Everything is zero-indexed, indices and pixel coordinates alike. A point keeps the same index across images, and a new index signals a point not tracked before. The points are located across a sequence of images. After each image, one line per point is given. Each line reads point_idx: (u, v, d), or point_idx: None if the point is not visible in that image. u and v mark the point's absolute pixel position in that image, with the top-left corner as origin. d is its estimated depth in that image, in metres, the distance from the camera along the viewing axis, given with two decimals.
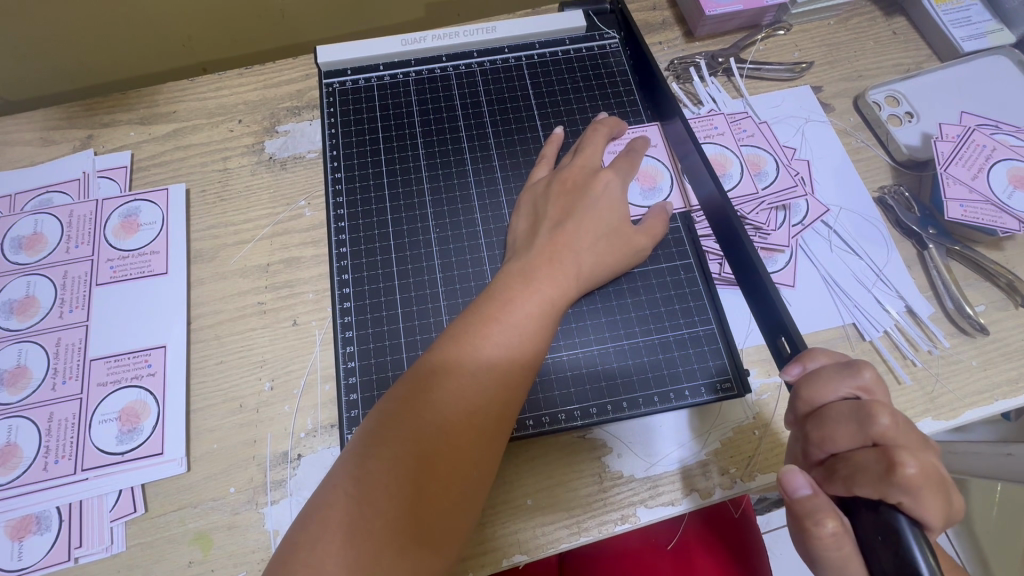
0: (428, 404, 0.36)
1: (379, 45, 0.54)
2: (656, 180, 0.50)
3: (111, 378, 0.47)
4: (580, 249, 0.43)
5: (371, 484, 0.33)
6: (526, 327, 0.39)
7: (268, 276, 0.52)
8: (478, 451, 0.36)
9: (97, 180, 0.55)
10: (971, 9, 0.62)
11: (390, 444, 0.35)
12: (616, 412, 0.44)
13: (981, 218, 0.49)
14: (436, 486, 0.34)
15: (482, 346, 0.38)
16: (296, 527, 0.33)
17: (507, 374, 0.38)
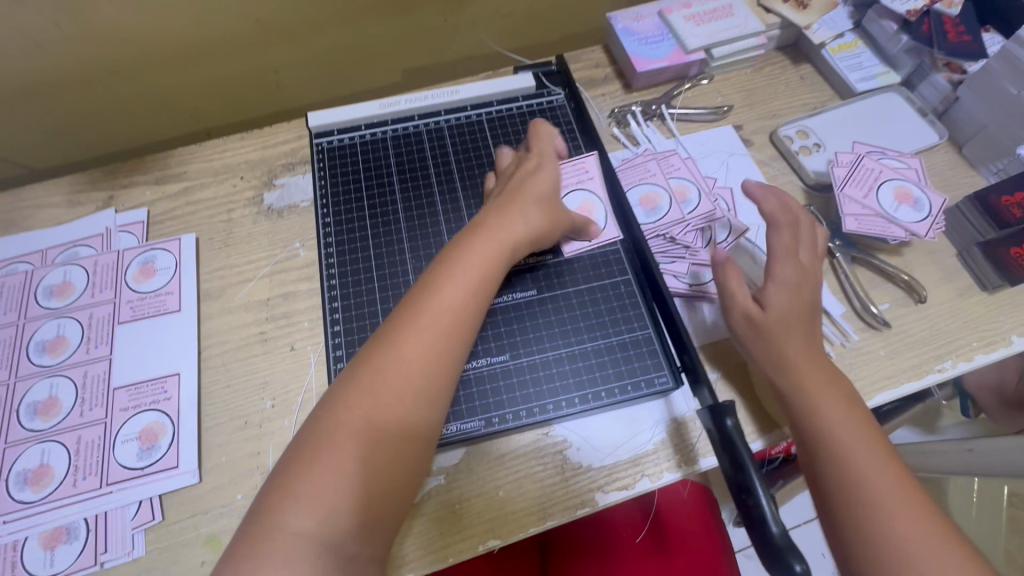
0: (390, 358, 0.42)
1: (361, 109, 0.64)
2: (591, 213, 0.59)
3: (131, 403, 0.53)
4: (515, 225, 0.51)
5: (359, 408, 0.40)
6: (478, 276, 0.47)
7: (268, 309, 0.60)
8: (445, 369, 0.44)
9: (118, 234, 0.63)
10: (862, 56, 0.72)
11: (358, 393, 0.41)
12: (568, 409, 0.52)
13: (873, 229, 0.58)
14: (400, 424, 0.41)
15: (433, 308, 0.45)
16: (276, 471, 0.39)
17: (462, 309, 0.46)
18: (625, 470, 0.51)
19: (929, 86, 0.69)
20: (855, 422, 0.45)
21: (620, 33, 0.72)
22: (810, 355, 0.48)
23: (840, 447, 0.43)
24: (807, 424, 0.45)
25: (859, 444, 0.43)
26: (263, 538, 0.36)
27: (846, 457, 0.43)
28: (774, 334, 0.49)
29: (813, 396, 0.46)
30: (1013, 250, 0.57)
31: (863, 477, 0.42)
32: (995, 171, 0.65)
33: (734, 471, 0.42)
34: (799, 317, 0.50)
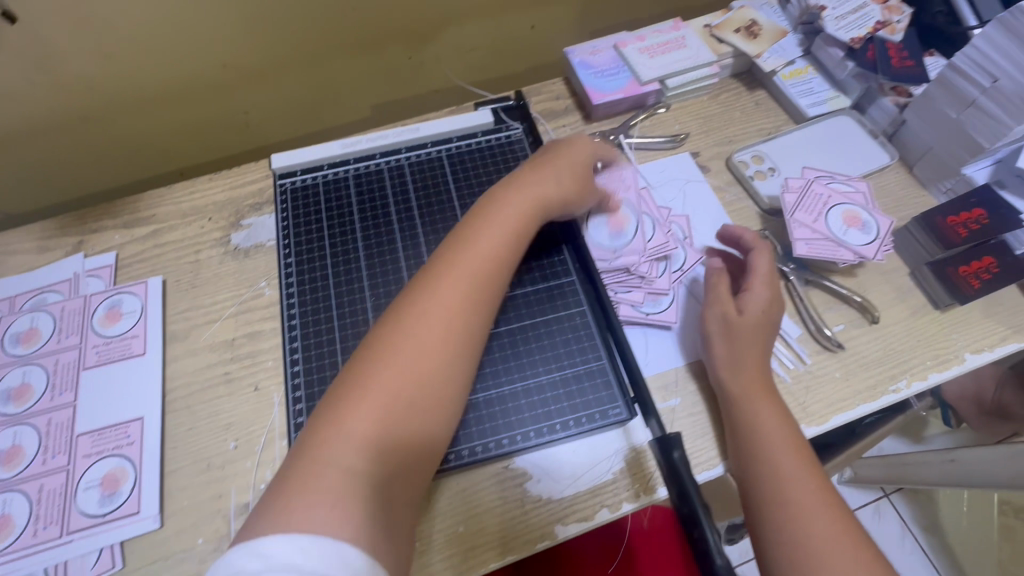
0: (425, 310, 0.47)
1: (323, 150, 0.66)
2: (622, 225, 0.62)
3: (95, 449, 0.54)
4: (500, 221, 0.54)
5: (357, 412, 0.42)
6: (463, 276, 0.50)
7: (232, 349, 0.60)
8: (442, 361, 0.46)
9: (86, 279, 0.64)
10: (813, 81, 0.74)
11: (400, 341, 0.46)
12: (524, 442, 0.53)
13: (823, 253, 0.59)
14: (433, 367, 0.45)
15: (463, 266, 0.50)
16: (320, 414, 0.42)
17: (455, 309, 0.48)
18: (583, 502, 0.51)
19: (878, 109, 0.71)
20: (788, 431, 0.51)
21: (577, 66, 0.74)
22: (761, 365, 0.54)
23: (777, 454, 0.49)
24: (751, 430, 0.51)
25: (788, 451, 0.49)
26: (310, 471, 0.38)
27: (774, 461, 0.49)
28: (741, 341, 0.54)
29: (756, 405, 0.52)
30: (961, 269, 0.59)
31: (789, 482, 0.48)
32: (944, 190, 0.66)
33: (681, 505, 0.42)
34: (764, 328, 0.55)
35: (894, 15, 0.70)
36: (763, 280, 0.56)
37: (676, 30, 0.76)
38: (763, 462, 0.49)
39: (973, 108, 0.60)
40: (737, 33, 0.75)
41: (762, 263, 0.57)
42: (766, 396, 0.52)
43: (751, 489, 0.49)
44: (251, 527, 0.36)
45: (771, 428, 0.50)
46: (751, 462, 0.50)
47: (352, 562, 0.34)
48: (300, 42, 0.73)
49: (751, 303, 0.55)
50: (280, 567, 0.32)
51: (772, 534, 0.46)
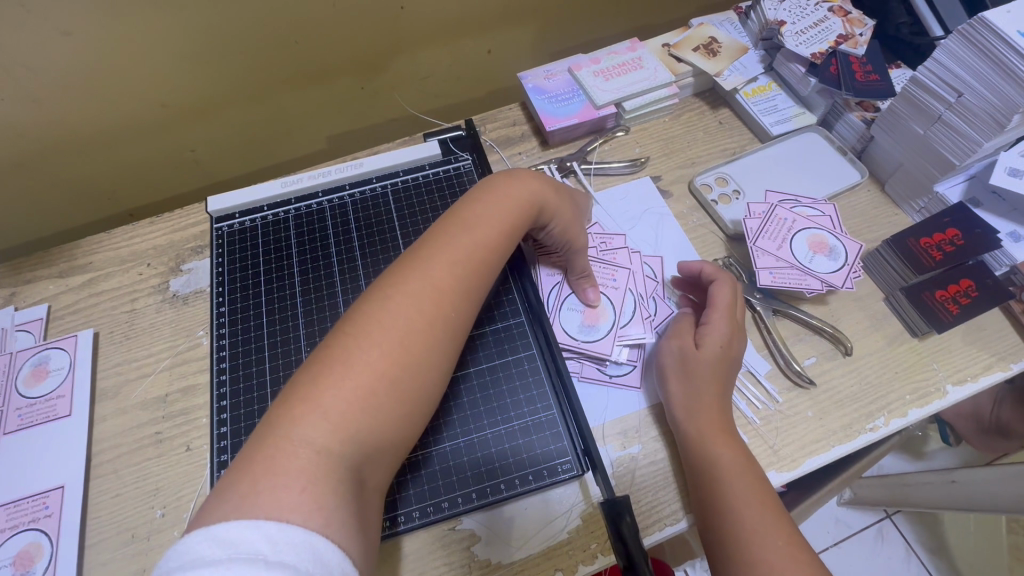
0: (402, 308, 0.41)
1: (263, 190, 0.63)
2: (598, 319, 0.57)
3: (9, 523, 0.50)
4: (488, 216, 0.49)
5: (323, 412, 0.35)
6: (445, 274, 0.44)
7: (165, 405, 0.57)
8: (419, 368, 0.41)
9: (15, 333, 0.61)
10: (777, 98, 0.71)
11: (373, 335, 0.39)
12: (467, 503, 0.49)
13: (788, 282, 0.55)
14: (421, 356, 0.41)
15: (463, 250, 0.46)
16: (271, 414, 0.36)
17: (436, 306, 0.43)
18: (533, 567, 0.47)
19: (844, 125, 0.68)
20: (752, 479, 0.46)
21: (531, 91, 0.71)
22: (719, 406, 0.50)
23: (741, 505, 0.44)
24: (710, 479, 0.46)
25: (752, 503, 0.44)
26: (276, 451, 0.33)
27: (737, 513, 0.44)
28: (697, 379, 0.50)
29: (714, 451, 0.47)
30: (936, 294, 0.56)
31: (754, 536, 0.42)
32: (917, 208, 0.63)
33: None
34: (721, 365, 0.51)
35: (856, 28, 0.68)
36: (720, 312, 0.53)
37: (633, 51, 0.73)
38: (727, 515, 0.44)
39: (939, 123, 0.56)
40: (696, 51, 0.73)
41: (720, 296, 0.53)
42: (726, 440, 0.48)
43: (718, 547, 0.44)
44: (209, 512, 0.30)
45: (732, 476, 0.46)
46: (714, 516, 0.45)
47: (328, 559, 0.30)
48: (243, 78, 0.71)
49: (708, 338, 0.52)
50: (242, 557, 0.27)
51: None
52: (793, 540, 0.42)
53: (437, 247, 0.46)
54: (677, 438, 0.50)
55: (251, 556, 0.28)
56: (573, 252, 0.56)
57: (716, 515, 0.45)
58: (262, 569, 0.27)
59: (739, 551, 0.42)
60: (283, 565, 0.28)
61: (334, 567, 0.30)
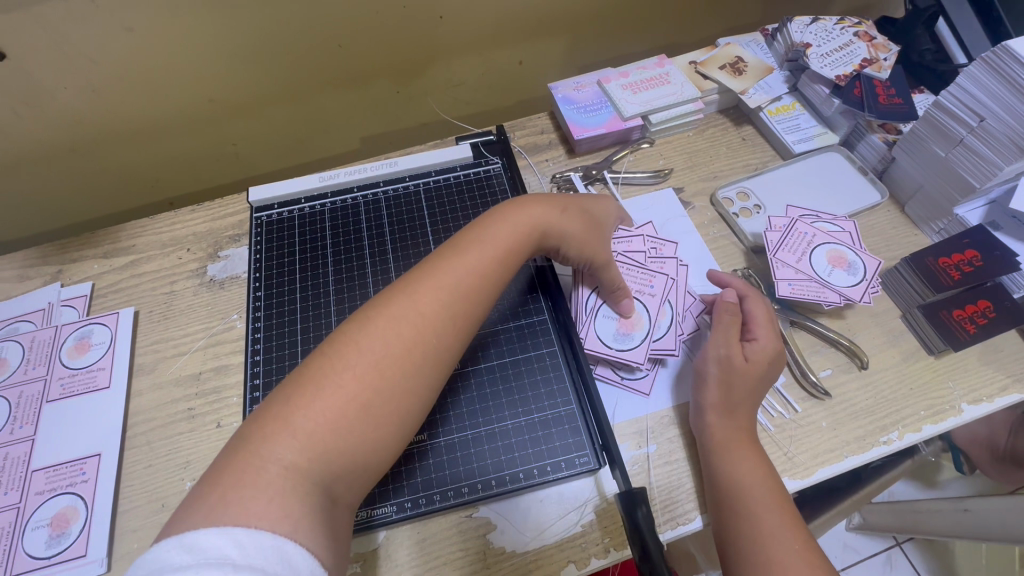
0: (385, 332, 0.43)
1: (301, 183, 0.66)
2: (633, 328, 0.56)
3: (48, 486, 0.52)
4: (480, 243, 0.50)
5: (293, 432, 0.37)
6: (430, 300, 0.45)
7: (198, 383, 0.59)
8: (394, 392, 0.41)
9: (60, 308, 0.64)
10: (800, 117, 0.73)
11: (356, 358, 0.41)
12: (486, 490, 0.50)
13: (807, 294, 0.56)
14: (401, 382, 0.42)
15: (452, 277, 0.47)
16: (249, 427, 0.38)
17: (416, 333, 0.44)
18: (547, 556, 0.49)
19: (867, 146, 0.69)
20: (770, 485, 0.47)
21: (560, 101, 0.74)
22: (744, 413, 0.51)
23: (759, 508, 0.45)
24: (730, 482, 0.47)
25: (771, 507, 0.45)
26: (246, 465, 0.35)
27: (754, 516, 0.45)
28: (726, 386, 0.51)
29: (736, 454, 0.49)
30: (954, 313, 0.56)
31: (770, 540, 0.43)
32: (937, 229, 0.64)
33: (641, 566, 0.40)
34: (756, 376, 0.52)
35: (881, 52, 0.70)
36: (762, 327, 0.54)
37: (661, 67, 0.75)
38: (743, 517, 0.45)
39: (960, 147, 0.58)
40: (722, 69, 0.75)
41: (759, 312, 0.55)
42: (747, 446, 0.49)
43: (731, 548, 0.45)
44: (182, 518, 0.33)
45: (752, 481, 0.47)
46: (727, 516, 0.46)
47: (295, 562, 0.32)
48: (286, 78, 0.74)
49: (754, 351, 0.52)
50: (210, 561, 0.29)
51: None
52: (806, 546, 0.43)
53: (426, 274, 0.47)
54: (699, 436, 0.51)
55: (219, 562, 0.29)
56: (593, 266, 0.55)
57: (733, 516, 0.46)
58: (229, 572, 0.29)
59: (753, 552, 0.43)
60: (251, 567, 0.30)
61: (302, 569, 0.32)
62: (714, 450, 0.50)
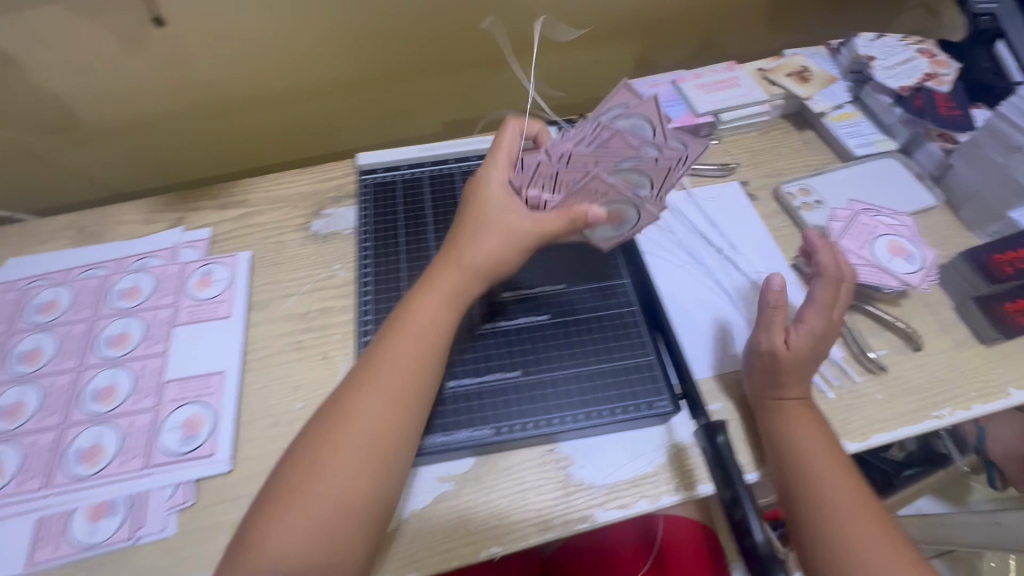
0: (357, 408, 0.49)
1: (403, 152, 0.73)
2: (622, 216, 0.58)
3: (180, 395, 0.59)
4: (444, 300, 0.54)
5: (293, 508, 0.45)
6: (389, 368, 0.50)
7: (306, 320, 0.66)
8: (373, 454, 0.48)
9: (184, 248, 0.72)
10: (862, 124, 0.78)
11: (340, 431, 0.48)
12: (575, 422, 0.56)
13: (867, 277, 0.62)
14: (383, 440, 0.48)
15: (399, 350, 0.51)
16: (265, 499, 0.46)
17: (377, 402, 0.49)
18: (624, 490, 0.54)
19: (925, 154, 0.74)
20: (828, 448, 0.51)
21: None
22: (800, 381, 0.54)
23: (817, 470, 0.50)
24: (789, 447, 0.52)
25: (828, 462, 0.50)
26: (263, 535, 0.44)
27: (812, 479, 0.50)
28: (775, 365, 0.54)
29: (797, 420, 0.53)
30: (1008, 306, 0.61)
31: (828, 498, 0.49)
32: (991, 232, 0.69)
33: (725, 488, 0.46)
34: (810, 351, 0.54)
35: (941, 68, 0.76)
36: (816, 309, 0.55)
37: (731, 71, 0.82)
38: (801, 477, 0.50)
39: (1018, 154, 0.63)
40: (789, 77, 0.81)
41: (821, 294, 0.55)
42: (804, 409, 0.53)
43: (788, 503, 0.51)
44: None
45: (809, 444, 0.51)
46: (793, 477, 0.50)
47: None
48: (389, 63, 0.82)
49: (801, 332, 0.54)
50: None
51: (815, 549, 0.48)
52: (862, 500, 0.49)
53: (388, 343, 0.52)
54: (758, 405, 0.55)
55: None
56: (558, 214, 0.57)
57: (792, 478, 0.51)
58: None
59: (810, 508, 0.49)
60: None
61: None
62: (771, 418, 0.54)
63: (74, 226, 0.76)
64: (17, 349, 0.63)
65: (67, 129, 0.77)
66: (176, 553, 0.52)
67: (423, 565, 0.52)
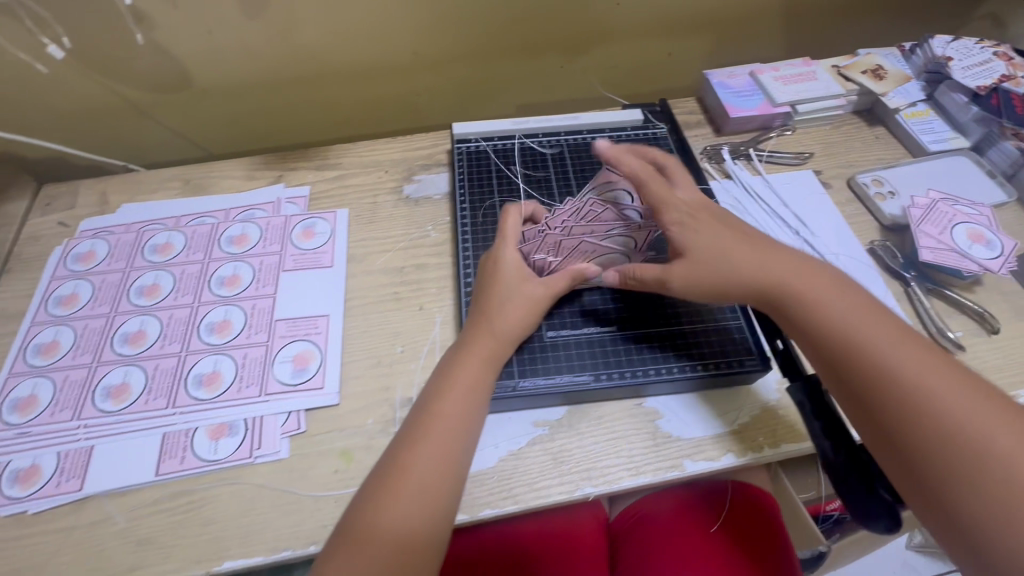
0: (420, 452, 0.49)
1: (497, 124, 0.78)
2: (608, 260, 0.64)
3: (289, 333, 0.64)
4: (496, 343, 0.55)
5: (370, 548, 0.45)
6: (448, 412, 0.51)
7: (401, 274, 0.70)
8: (441, 495, 0.48)
9: (286, 203, 0.77)
10: (934, 122, 0.81)
11: (405, 476, 0.48)
12: (670, 374, 0.59)
13: (947, 261, 0.64)
14: (431, 492, 0.47)
15: (444, 406, 0.51)
16: (334, 547, 0.45)
17: (442, 444, 0.49)
18: (710, 444, 0.57)
19: (998, 151, 0.76)
20: (871, 323, 0.50)
21: (716, 85, 0.84)
22: (797, 276, 0.53)
23: (873, 353, 0.48)
24: (831, 336, 0.50)
25: (886, 344, 0.48)
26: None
27: (867, 359, 0.48)
28: (736, 284, 0.54)
29: (836, 312, 0.51)
30: None
31: (891, 375, 0.47)
32: None
33: (823, 438, 0.50)
34: (772, 260, 0.55)
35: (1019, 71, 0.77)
36: (707, 232, 0.57)
37: (808, 66, 0.85)
38: (856, 362, 0.48)
39: None
40: (865, 74, 0.84)
41: (707, 220, 0.57)
42: (831, 296, 0.52)
43: (851, 393, 0.49)
44: None
45: (854, 326, 0.50)
46: (866, 381, 0.48)
47: None
48: (478, 42, 0.86)
49: (699, 254, 0.56)
50: None
51: (898, 431, 0.45)
52: (927, 363, 0.47)
53: (444, 389, 0.52)
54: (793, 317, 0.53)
55: None
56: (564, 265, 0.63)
57: (845, 365, 0.49)
58: None
59: (877, 394, 0.47)
60: None
61: None
62: (800, 314, 0.52)
63: (180, 178, 0.80)
64: (137, 283, 0.68)
65: (179, 88, 0.82)
66: (288, 475, 0.55)
67: (521, 499, 0.54)
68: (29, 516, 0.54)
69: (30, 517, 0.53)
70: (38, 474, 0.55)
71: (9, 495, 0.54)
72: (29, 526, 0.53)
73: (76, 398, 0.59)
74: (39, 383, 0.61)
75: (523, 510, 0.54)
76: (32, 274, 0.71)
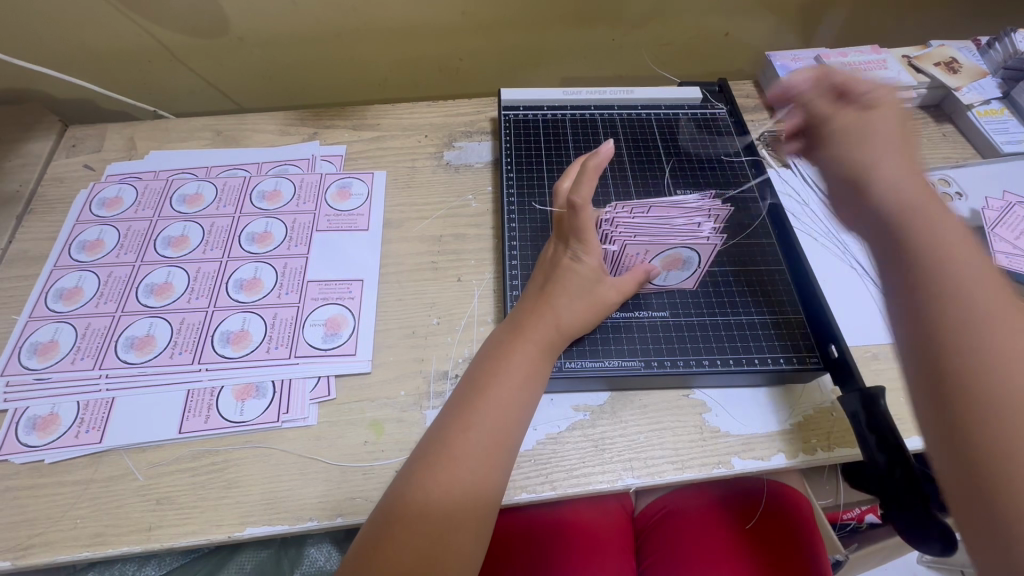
0: (468, 435, 0.45)
1: (548, 93, 0.75)
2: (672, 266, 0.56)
3: (322, 295, 0.61)
4: (555, 328, 0.52)
5: (401, 529, 0.41)
6: (502, 396, 0.48)
7: (439, 243, 0.66)
8: (483, 482, 0.44)
9: (320, 161, 0.73)
10: (1011, 121, 0.76)
11: (447, 460, 0.44)
12: (725, 366, 0.56)
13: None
14: (475, 497, 0.44)
15: (483, 409, 0.47)
16: (371, 525, 0.43)
17: (494, 428, 0.46)
18: (762, 442, 0.53)
19: None
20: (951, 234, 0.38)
21: (779, 68, 0.79)
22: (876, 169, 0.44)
23: (977, 303, 0.34)
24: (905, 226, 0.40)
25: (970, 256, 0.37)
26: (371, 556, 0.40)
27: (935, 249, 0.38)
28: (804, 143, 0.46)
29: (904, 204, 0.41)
30: None
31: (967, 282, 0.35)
32: None
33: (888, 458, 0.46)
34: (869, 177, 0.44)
35: None
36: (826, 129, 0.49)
37: (877, 54, 0.80)
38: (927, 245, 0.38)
39: None
40: (937, 66, 0.79)
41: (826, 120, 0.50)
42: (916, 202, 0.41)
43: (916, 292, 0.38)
44: None
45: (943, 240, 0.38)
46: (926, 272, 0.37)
47: None
48: (531, 8, 0.82)
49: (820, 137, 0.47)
50: None
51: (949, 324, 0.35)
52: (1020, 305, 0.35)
53: (497, 371, 0.49)
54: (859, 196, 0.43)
55: None
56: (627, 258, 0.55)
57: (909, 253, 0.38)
58: None
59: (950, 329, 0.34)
60: None
61: None
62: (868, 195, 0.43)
63: (211, 128, 0.77)
64: (164, 233, 0.65)
65: (214, 34, 0.78)
66: (317, 442, 0.52)
67: (559, 486, 0.51)
68: (45, 465, 0.51)
69: (46, 466, 0.51)
70: (56, 423, 0.53)
71: (25, 443, 0.52)
72: (44, 476, 0.50)
73: (98, 346, 0.57)
74: (60, 328, 0.58)
75: (561, 497, 0.51)
76: (54, 217, 0.68)
